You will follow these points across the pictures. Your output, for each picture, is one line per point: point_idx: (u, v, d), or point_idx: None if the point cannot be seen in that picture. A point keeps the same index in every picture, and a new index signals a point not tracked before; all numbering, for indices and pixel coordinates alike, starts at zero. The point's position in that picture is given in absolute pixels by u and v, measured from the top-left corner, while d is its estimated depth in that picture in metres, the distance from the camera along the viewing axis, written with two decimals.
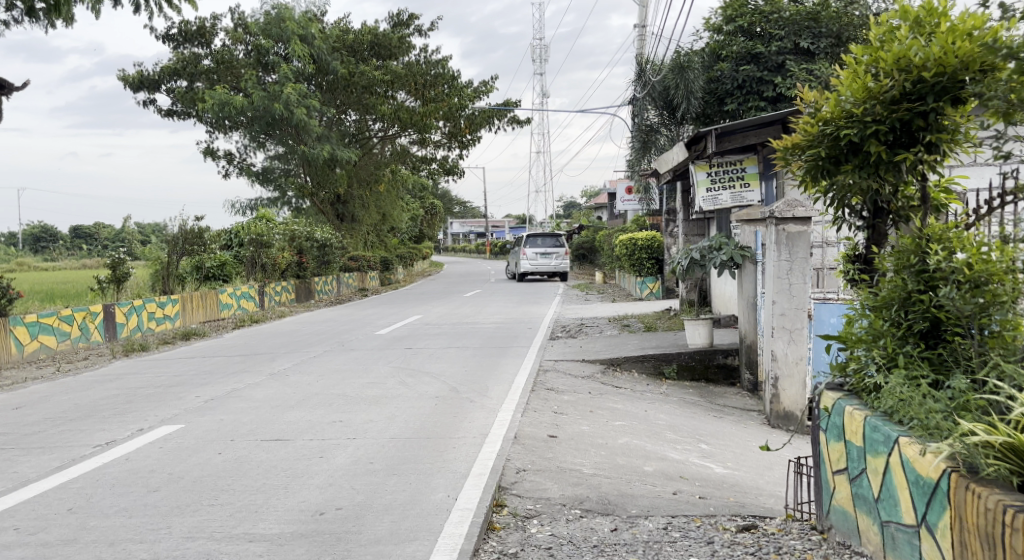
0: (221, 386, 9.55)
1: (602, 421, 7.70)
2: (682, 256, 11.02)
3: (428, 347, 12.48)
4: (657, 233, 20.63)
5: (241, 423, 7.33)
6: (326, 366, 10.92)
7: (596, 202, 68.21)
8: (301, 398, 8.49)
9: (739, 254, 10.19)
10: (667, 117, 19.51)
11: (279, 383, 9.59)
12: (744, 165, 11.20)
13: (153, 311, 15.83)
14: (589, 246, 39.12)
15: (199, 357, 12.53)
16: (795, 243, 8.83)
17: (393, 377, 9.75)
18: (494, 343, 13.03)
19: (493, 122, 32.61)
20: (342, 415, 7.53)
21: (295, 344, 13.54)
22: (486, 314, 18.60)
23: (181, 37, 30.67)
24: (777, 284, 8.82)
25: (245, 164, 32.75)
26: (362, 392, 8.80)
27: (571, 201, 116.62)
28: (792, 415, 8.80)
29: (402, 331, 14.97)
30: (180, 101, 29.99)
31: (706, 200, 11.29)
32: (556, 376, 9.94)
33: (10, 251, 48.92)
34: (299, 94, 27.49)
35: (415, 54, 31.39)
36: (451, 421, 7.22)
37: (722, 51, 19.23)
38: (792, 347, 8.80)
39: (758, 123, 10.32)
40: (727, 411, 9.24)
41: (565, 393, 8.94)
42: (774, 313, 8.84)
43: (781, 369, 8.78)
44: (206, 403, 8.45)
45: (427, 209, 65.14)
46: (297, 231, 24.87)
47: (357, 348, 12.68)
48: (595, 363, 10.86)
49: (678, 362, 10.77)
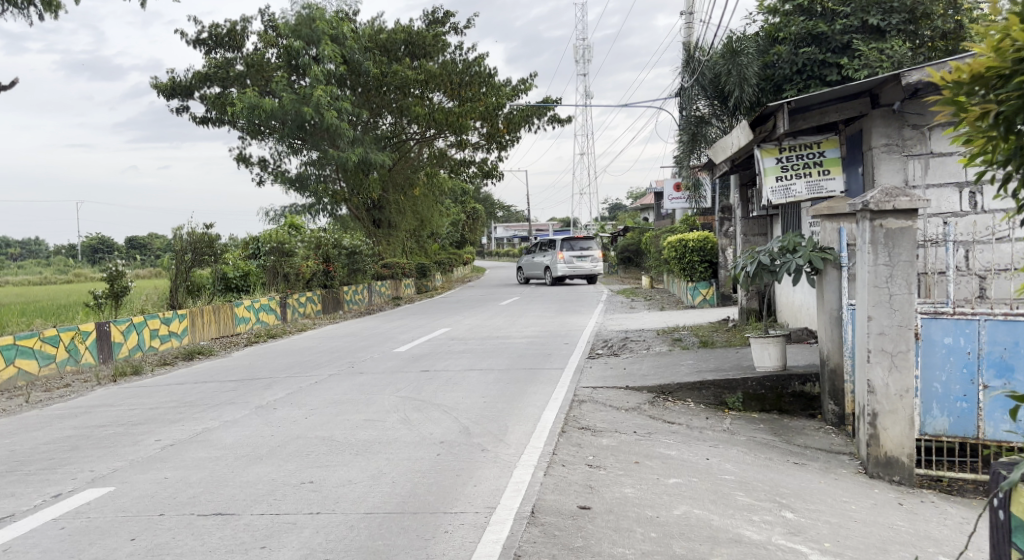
0: (193, 425, 7.90)
1: (650, 481, 5.98)
2: (746, 261, 9.20)
3: (448, 370, 10.82)
4: (708, 234, 18.68)
5: (188, 482, 5.72)
6: (325, 396, 9.26)
7: (641, 203, 66.02)
8: (279, 444, 6.87)
9: (819, 257, 8.36)
10: (718, 107, 17.82)
11: (261, 422, 7.94)
12: (822, 147, 9.34)
13: (157, 328, 14.38)
14: (635, 250, 37.12)
15: (192, 382, 10.96)
16: (896, 243, 7.07)
17: (396, 412, 8.11)
18: (523, 363, 11.31)
19: (532, 121, 30.93)
20: (315, 472, 5.90)
21: (301, 366, 11.93)
22: (520, 326, 16.85)
23: (211, 41, 29.50)
24: (874, 295, 7.06)
25: (279, 170, 31.49)
26: (353, 434, 7.16)
27: (616, 203, 114.44)
28: (896, 461, 6.99)
29: (424, 349, 13.32)
30: (211, 106, 28.81)
31: (776, 192, 9.55)
32: (594, 411, 8.21)
33: (65, 262, 48.48)
34: (330, 97, 26.08)
35: (450, 52, 29.88)
36: (451, 483, 5.58)
37: (779, 34, 17.21)
38: (894, 375, 7.02)
39: (841, 96, 8.49)
40: (810, 456, 7.43)
41: (604, 436, 7.23)
42: (870, 333, 7.07)
43: (881, 404, 7.02)
44: (163, 448, 6.85)
45: (468, 214, 63.54)
46: (324, 238, 23.27)
47: (368, 371, 11.04)
48: (642, 392, 9.10)
49: (744, 390, 8.97)
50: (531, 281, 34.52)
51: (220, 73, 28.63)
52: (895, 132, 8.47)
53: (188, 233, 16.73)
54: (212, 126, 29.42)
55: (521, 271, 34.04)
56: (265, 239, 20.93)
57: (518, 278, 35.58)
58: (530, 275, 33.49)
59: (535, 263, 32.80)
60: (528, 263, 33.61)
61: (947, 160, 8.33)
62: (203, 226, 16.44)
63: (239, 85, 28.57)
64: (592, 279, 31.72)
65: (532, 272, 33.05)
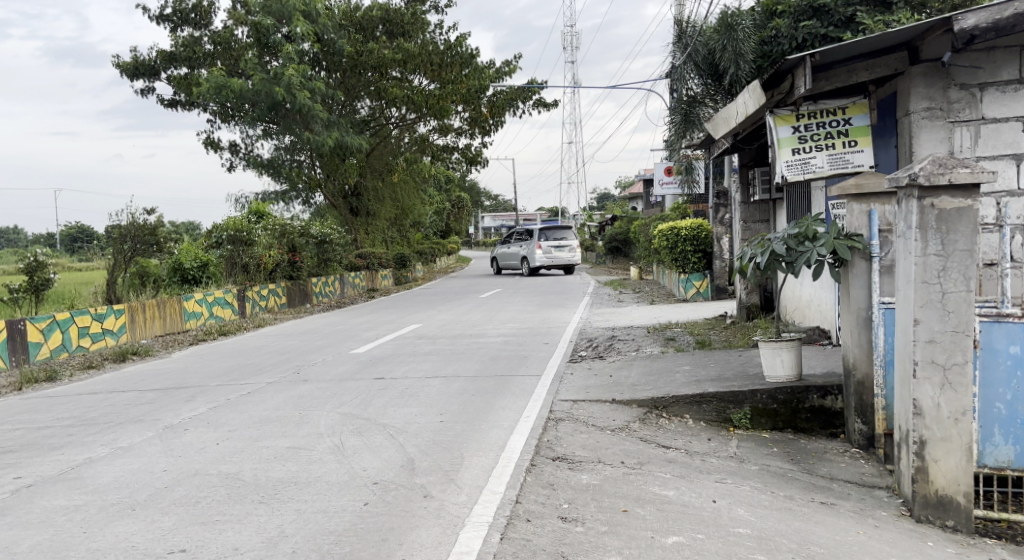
0: (76, 452, 6.36)
1: (642, 542, 4.51)
2: (755, 249, 7.67)
3: (406, 378, 9.31)
4: (702, 223, 17.23)
5: (13, 553, 4.20)
6: (252, 412, 7.74)
7: (631, 192, 64.43)
8: (165, 486, 5.34)
9: (846, 245, 6.84)
10: (714, 87, 16.36)
11: (160, 449, 6.42)
12: (847, 114, 7.87)
13: (87, 325, 12.82)
14: (623, 239, 35.54)
15: (106, 391, 9.38)
16: (952, 227, 5.57)
17: (329, 436, 6.61)
18: (494, 369, 9.82)
19: (516, 105, 29.29)
20: (195, 534, 4.42)
21: (240, 372, 10.37)
22: (498, 321, 15.36)
23: (176, 17, 27.63)
24: (923, 293, 5.59)
25: (250, 154, 29.79)
26: (266, 471, 5.66)
27: (603, 193, 113.05)
28: (951, 502, 5.52)
29: (385, 350, 11.79)
30: (177, 87, 27.02)
31: (792, 167, 8.11)
32: (572, 434, 6.75)
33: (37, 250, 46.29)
34: (302, 76, 24.26)
35: (431, 32, 28.08)
36: (373, 557, 4.13)
37: (777, 7, 15.00)
38: (947, 394, 5.55)
39: (875, 48, 7.06)
40: (839, 493, 5.95)
41: (584, 470, 5.77)
42: (919, 340, 5.60)
43: (931, 429, 5.55)
44: (14, 492, 5.29)
45: (454, 203, 61.80)
46: (289, 225, 21.71)
47: (313, 379, 9.51)
48: (631, 408, 7.63)
49: (752, 404, 7.51)
50: (506, 272, 33.20)
51: (186, 53, 26.84)
52: (938, 93, 7.06)
53: (131, 219, 15.17)
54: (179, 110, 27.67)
55: (496, 261, 32.64)
56: (223, 227, 19.33)
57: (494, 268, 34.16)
58: (506, 266, 32.10)
59: (511, 253, 31.34)
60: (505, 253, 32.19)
61: (1002, 127, 6.96)
62: (145, 211, 14.86)
63: (207, 66, 26.82)
64: (571, 269, 30.36)
65: (509, 263, 31.61)
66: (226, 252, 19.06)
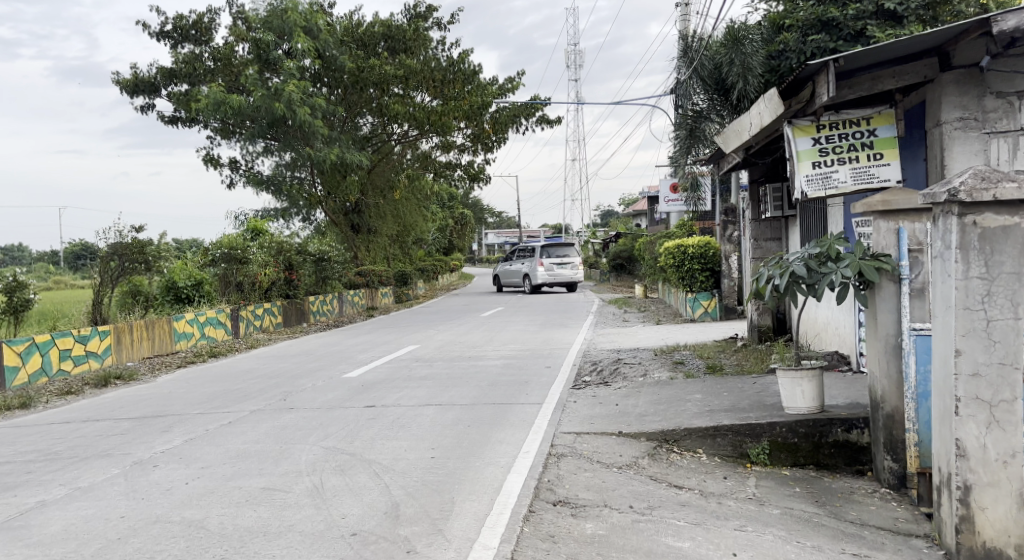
0: (30, 494, 5.81)
1: None
2: (773, 269, 7.05)
3: (398, 406, 8.72)
4: (709, 240, 16.74)
5: None
6: (230, 445, 7.18)
7: (635, 208, 63.71)
8: (118, 537, 4.81)
9: (875, 266, 6.25)
10: (719, 102, 15.75)
11: (122, 489, 5.87)
12: (872, 124, 7.40)
13: (68, 348, 12.29)
14: (627, 256, 35.01)
15: (79, 420, 8.82)
16: (995, 246, 5.01)
17: (309, 475, 6.05)
18: (493, 395, 9.24)
19: (519, 121, 28.82)
20: None
21: (225, 398, 9.82)
22: (499, 342, 14.81)
23: (176, 33, 27.19)
24: (964, 321, 5.02)
25: (250, 171, 29.31)
26: (234, 518, 5.10)
27: (607, 209, 112.67)
28: (1000, 554, 4.96)
29: (379, 374, 11.21)
30: (177, 104, 26.57)
31: (812, 181, 7.61)
32: (576, 473, 6.17)
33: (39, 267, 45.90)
34: (303, 92, 23.74)
35: (433, 48, 27.64)
36: None
37: (784, 20, 13.62)
38: (994, 434, 4.98)
39: (903, 54, 6.59)
40: (872, 542, 5.37)
41: (589, 518, 5.20)
42: (962, 374, 5.01)
43: (977, 473, 4.98)
44: None
45: (457, 219, 61.16)
46: (286, 242, 21.17)
47: (300, 407, 8.94)
48: (640, 442, 7.07)
49: (771, 437, 6.94)
50: (507, 289, 32.70)
51: (186, 69, 26.43)
52: (972, 102, 6.56)
53: (123, 240, 14.75)
54: (179, 127, 27.24)
55: (498, 279, 32.11)
56: (217, 243, 18.82)
57: (495, 286, 33.63)
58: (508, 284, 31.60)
59: (512, 271, 30.80)
60: (506, 271, 31.66)
61: None
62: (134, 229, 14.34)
63: (207, 82, 26.38)
64: (573, 287, 29.88)
65: (510, 280, 31.07)
66: (220, 270, 18.57)
